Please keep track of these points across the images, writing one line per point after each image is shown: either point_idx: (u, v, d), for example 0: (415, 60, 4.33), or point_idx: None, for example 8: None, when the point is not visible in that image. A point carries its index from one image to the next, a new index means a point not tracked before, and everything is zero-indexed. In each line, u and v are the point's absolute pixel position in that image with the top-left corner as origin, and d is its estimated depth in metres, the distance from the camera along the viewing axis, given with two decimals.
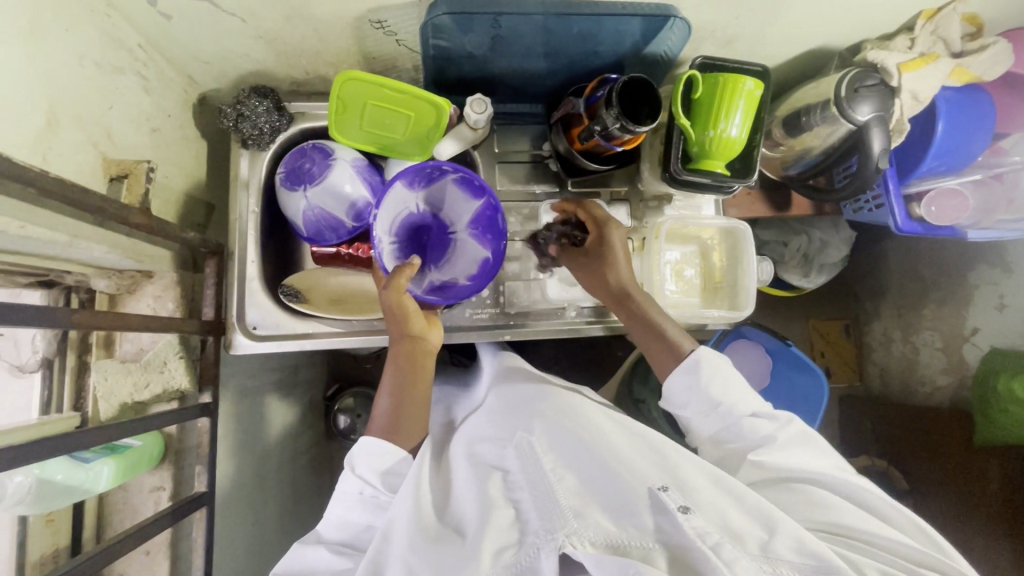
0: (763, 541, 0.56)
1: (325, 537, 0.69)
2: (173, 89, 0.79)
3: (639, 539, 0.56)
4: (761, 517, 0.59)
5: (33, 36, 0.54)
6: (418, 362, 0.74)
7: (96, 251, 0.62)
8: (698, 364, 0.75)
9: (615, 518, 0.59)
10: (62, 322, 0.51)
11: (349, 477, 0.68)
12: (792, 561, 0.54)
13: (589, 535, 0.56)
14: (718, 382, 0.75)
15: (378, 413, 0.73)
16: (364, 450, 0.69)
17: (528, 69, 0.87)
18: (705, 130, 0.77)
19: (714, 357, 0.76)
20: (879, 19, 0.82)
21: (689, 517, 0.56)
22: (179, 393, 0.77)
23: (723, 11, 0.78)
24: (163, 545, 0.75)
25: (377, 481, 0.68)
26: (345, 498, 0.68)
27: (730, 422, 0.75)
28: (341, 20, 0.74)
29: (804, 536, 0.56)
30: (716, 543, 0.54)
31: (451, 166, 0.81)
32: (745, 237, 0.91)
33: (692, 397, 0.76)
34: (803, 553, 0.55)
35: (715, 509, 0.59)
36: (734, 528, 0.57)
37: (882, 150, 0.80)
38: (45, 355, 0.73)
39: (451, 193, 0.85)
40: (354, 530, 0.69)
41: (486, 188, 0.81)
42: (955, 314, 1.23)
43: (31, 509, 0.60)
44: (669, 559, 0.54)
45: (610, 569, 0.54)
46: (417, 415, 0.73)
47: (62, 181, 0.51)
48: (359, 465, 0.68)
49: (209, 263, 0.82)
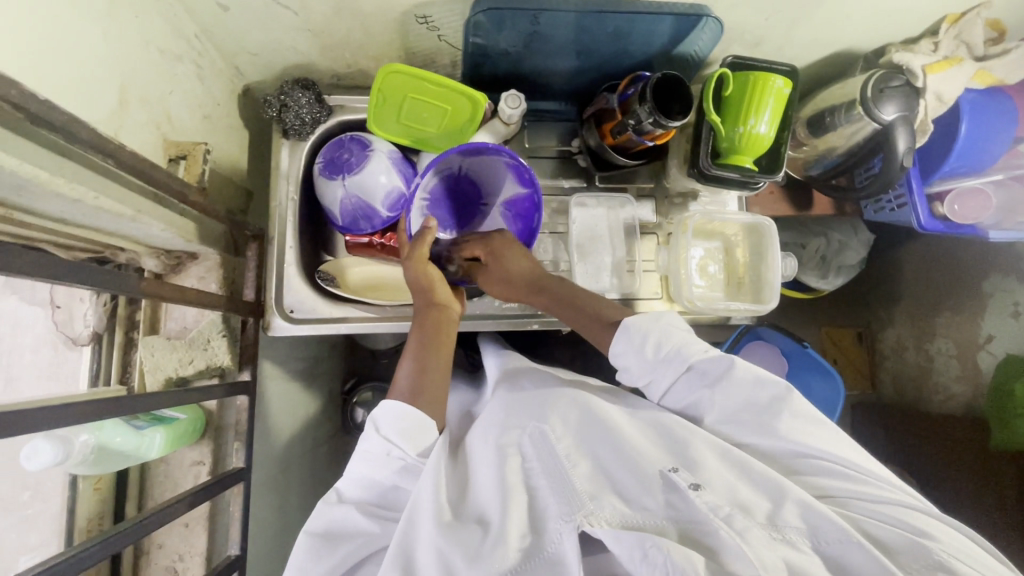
0: (771, 512, 0.57)
1: (348, 496, 0.66)
2: (222, 80, 0.83)
3: (652, 517, 0.57)
4: (770, 487, 0.59)
5: (108, 21, 0.58)
6: (441, 326, 0.78)
7: (153, 227, 0.65)
8: (626, 328, 0.72)
9: (627, 500, 0.59)
10: (132, 289, 0.55)
11: (372, 436, 0.64)
12: (799, 528, 0.56)
13: (605, 514, 0.57)
14: (650, 346, 0.71)
15: (400, 376, 0.72)
16: (391, 413, 0.65)
17: (560, 67, 0.90)
18: (734, 127, 0.80)
19: (646, 320, 0.73)
20: (903, 24, 0.85)
21: (700, 493, 0.57)
22: (219, 371, 0.79)
23: (752, 13, 0.81)
24: (202, 518, 0.78)
25: (405, 444, 0.64)
26: (369, 458, 0.65)
27: (674, 374, 0.71)
28: (387, 14, 0.77)
29: (811, 503, 0.57)
30: (727, 515, 0.55)
31: (508, 153, 0.82)
32: (770, 232, 0.94)
33: (631, 358, 0.72)
34: (806, 519, 0.56)
35: (724, 483, 0.59)
36: (743, 501, 0.57)
37: (906, 149, 0.82)
38: (95, 330, 0.77)
39: (497, 171, 0.87)
40: (379, 490, 0.66)
41: (536, 185, 0.85)
42: (970, 322, 1.24)
43: (90, 471, 0.63)
44: (680, 534, 0.56)
45: (628, 546, 0.53)
46: (439, 383, 0.72)
47: (136, 157, 0.54)
48: (385, 426, 0.65)
49: (250, 247, 0.86)
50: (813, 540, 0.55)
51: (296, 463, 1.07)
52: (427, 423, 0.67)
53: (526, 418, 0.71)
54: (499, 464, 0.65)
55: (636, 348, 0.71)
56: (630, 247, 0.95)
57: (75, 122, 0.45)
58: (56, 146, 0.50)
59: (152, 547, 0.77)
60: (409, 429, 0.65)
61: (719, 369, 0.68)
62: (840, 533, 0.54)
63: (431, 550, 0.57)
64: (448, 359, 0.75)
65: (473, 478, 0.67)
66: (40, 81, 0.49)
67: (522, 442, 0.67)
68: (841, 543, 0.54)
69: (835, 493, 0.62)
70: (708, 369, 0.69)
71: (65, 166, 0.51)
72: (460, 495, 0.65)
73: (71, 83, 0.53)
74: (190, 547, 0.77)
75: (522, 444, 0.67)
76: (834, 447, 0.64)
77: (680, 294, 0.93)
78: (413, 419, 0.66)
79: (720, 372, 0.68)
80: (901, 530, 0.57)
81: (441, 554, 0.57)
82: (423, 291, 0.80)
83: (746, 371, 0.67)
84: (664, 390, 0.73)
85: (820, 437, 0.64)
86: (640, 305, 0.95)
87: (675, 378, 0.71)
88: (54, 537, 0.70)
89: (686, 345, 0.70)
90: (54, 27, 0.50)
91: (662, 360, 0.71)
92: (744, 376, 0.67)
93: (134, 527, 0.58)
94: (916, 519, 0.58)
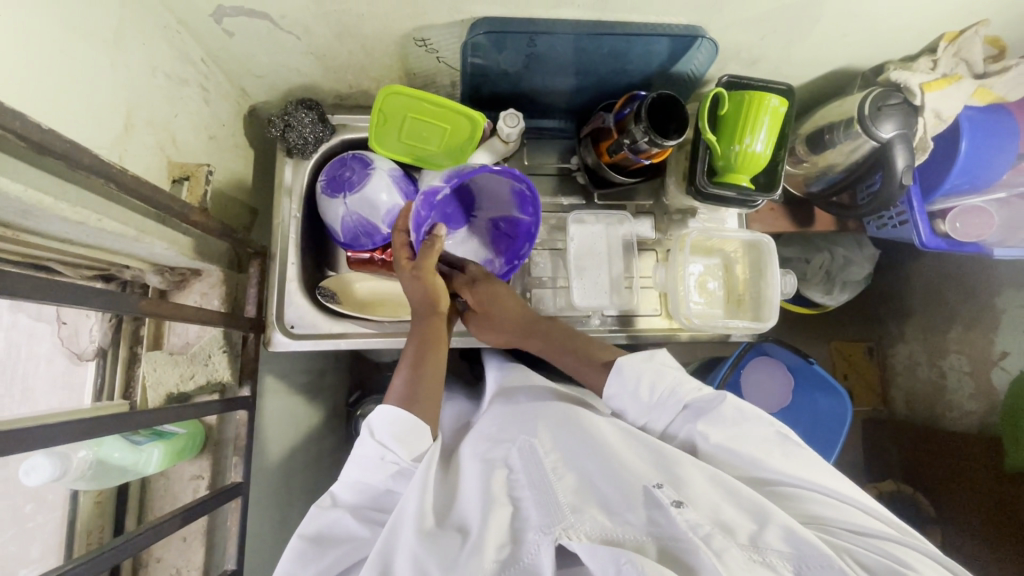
0: (753, 533, 0.56)
1: (341, 500, 0.67)
2: (228, 101, 0.85)
3: (633, 531, 0.56)
4: (754, 508, 0.58)
5: (113, 50, 0.60)
6: (438, 338, 0.78)
7: (157, 246, 0.67)
8: (622, 367, 0.73)
9: (610, 513, 0.58)
10: (132, 309, 0.56)
11: (367, 442, 0.64)
12: (780, 551, 0.54)
13: (585, 528, 0.55)
14: (645, 388, 0.72)
15: (395, 388, 0.71)
16: (386, 419, 0.65)
17: (558, 86, 0.91)
18: (731, 145, 0.81)
19: (637, 359, 0.74)
20: (901, 42, 0.85)
21: (682, 511, 0.56)
22: (220, 386, 0.82)
23: (747, 33, 0.81)
24: (200, 532, 0.79)
25: (400, 449, 0.64)
26: (365, 463, 0.65)
27: (672, 413, 0.72)
28: (387, 38, 0.79)
29: (795, 527, 0.56)
30: (707, 534, 0.54)
31: (525, 182, 0.83)
32: (769, 251, 0.93)
33: (628, 402, 0.73)
34: (791, 543, 0.55)
35: (708, 501, 0.58)
36: (725, 521, 0.57)
37: (906, 167, 0.82)
38: (100, 345, 0.80)
39: (499, 190, 0.87)
40: (373, 494, 0.67)
41: (538, 219, 0.87)
42: (983, 338, 1.22)
43: (87, 485, 0.64)
44: (659, 551, 0.55)
45: (603, 560, 0.53)
46: (434, 389, 0.72)
47: (138, 179, 0.55)
48: (380, 432, 0.65)
49: (254, 263, 0.87)
50: (795, 563, 0.54)
51: (299, 476, 1.07)
52: (419, 427, 0.66)
53: (517, 432, 0.71)
54: (485, 475, 0.66)
55: (629, 391, 0.73)
56: (629, 264, 0.95)
57: (75, 149, 0.47)
58: (58, 171, 0.52)
59: (151, 561, 0.78)
60: (404, 435, 0.65)
61: (713, 406, 0.69)
62: (822, 558, 0.53)
63: (409, 558, 0.57)
64: (445, 368, 0.76)
65: (460, 489, 0.68)
66: (45, 108, 0.51)
67: (510, 456, 0.68)
68: (823, 567, 0.53)
69: (823, 518, 0.61)
70: (700, 407, 0.71)
71: (67, 189, 0.53)
72: (446, 505, 0.65)
73: (78, 112, 0.55)
74: (187, 560, 0.78)
75: (510, 458, 0.68)
76: (822, 477, 0.64)
77: (679, 311, 0.92)
78: (411, 424, 0.65)
79: (714, 408, 0.69)
80: (880, 555, 0.56)
81: (418, 560, 0.56)
82: (424, 301, 0.79)
83: (738, 410, 0.68)
84: (660, 428, 0.73)
85: (808, 469, 0.64)
86: (640, 321, 0.95)
87: (673, 417, 0.72)
88: (54, 550, 0.71)
89: (679, 385, 0.72)
90: (60, 57, 0.53)
91: (657, 400, 0.72)
92: (734, 413, 0.68)
93: (128, 541, 0.58)
94: (902, 551, 0.57)
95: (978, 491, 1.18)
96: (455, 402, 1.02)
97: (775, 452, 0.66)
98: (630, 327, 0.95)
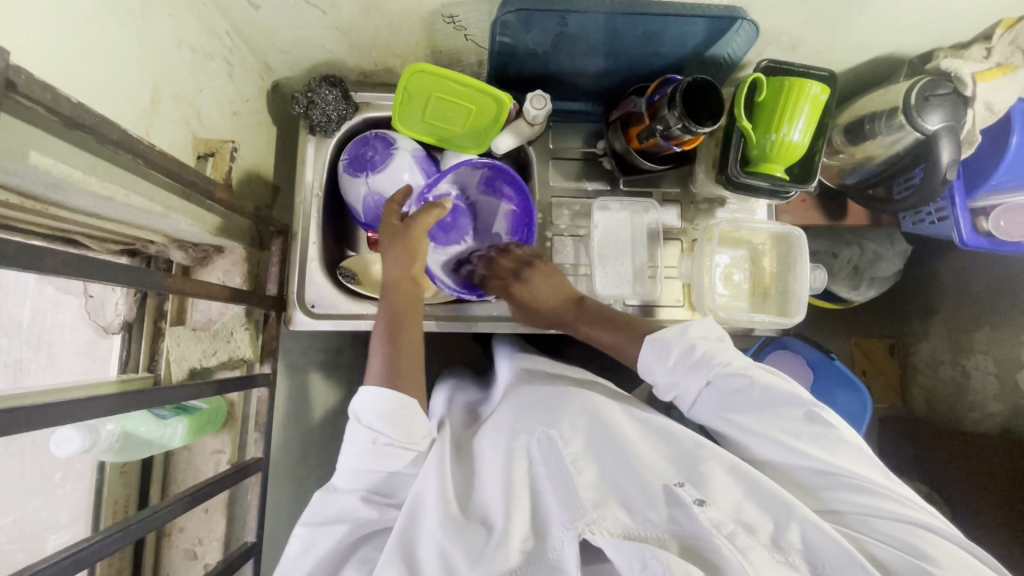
0: (774, 531, 0.55)
1: (343, 487, 0.64)
2: (252, 76, 0.84)
3: (653, 529, 0.54)
4: (776, 505, 0.56)
5: (143, 23, 0.60)
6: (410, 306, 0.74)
7: (181, 223, 0.67)
8: (658, 336, 0.69)
9: (630, 510, 0.56)
10: (157, 285, 0.56)
11: (356, 428, 0.63)
12: (801, 550, 0.53)
13: (608, 524, 0.54)
14: (677, 353, 0.67)
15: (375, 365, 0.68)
16: (369, 401, 0.63)
17: (588, 68, 0.88)
18: (767, 134, 0.78)
19: (671, 331, 0.70)
20: (951, 28, 0.81)
21: (704, 509, 0.54)
22: (241, 362, 0.83)
23: (791, 15, 0.77)
24: (221, 505, 0.81)
25: (387, 428, 0.63)
26: (357, 451, 0.63)
27: (703, 386, 0.66)
28: (415, 14, 0.77)
29: (817, 521, 0.54)
30: (731, 532, 0.52)
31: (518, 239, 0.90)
32: (799, 243, 0.90)
33: (659, 372, 0.69)
34: (810, 541, 0.54)
35: (730, 500, 0.56)
36: (747, 519, 0.55)
37: (951, 161, 0.79)
38: (125, 318, 0.81)
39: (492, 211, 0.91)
40: (374, 478, 0.64)
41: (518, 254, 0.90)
42: (1011, 339, 1.16)
43: (114, 458, 0.67)
44: (681, 547, 0.53)
45: (629, 556, 0.51)
46: (415, 366, 0.69)
47: (166, 155, 0.54)
48: (366, 416, 0.63)
49: (275, 242, 0.87)
50: (816, 563, 0.53)
51: (317, 453, 1.08)
52: (408, 404, 0.64)
53: (536, 422, 0.67)
54: (504, 466, 0.63)
55: (661, 357, 0.69)
56: (653, 253, 0.93)
57: (104, 123, 0.46)
58: (88, 146, 0.52)
59: (174, 530, 0.81)
60: (391, 413, 0.63)
61: (740, 384, 0.65)
62: (844, 556, 0.52)
63: (434, 549, 0.57)
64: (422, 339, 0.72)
65: (480, 479, 0.66)
66: (79, 84, 0.52)
67: (531, 447, 0.64)
68: (844, 566, 0.52)
69: (841, 509, 0.59)
70: (729, 384, 0.65)
71: (96, 163, 0.53)
72: (467, 494, 0.64)
73: (108, 87, 0.55)
74: (209, 531, 0.81)
75: (530, 449, 0.64)
76: (848, 462, 0.60)
77: (702, 302, 0.90)
78: (394, 403, 0.63)
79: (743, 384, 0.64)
80: (896, 548, 0.54)
81: (444, 553, 0.57)
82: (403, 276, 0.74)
83: (766, 388, 0.63)
84: (690, 403, 0.68)
85: (830, 451, 0.61)
86: (661, 312, 0.93)
87: (703, 390, 0.67)
88: (81, 516, 0.74)
89: (712, 355, 0.66)
90: (91, 29, 0.52)
91: (689, 368, 0.67)
92: (761, 393, 0.64)
93: (154, 514, 0.58)
94: (917, 538, 0.55)
95: (1000, 496, 1.15)
96: (465, 392, 0.98)
97: (803, 435, 0.62)
98: (651, 317, 0.92)
